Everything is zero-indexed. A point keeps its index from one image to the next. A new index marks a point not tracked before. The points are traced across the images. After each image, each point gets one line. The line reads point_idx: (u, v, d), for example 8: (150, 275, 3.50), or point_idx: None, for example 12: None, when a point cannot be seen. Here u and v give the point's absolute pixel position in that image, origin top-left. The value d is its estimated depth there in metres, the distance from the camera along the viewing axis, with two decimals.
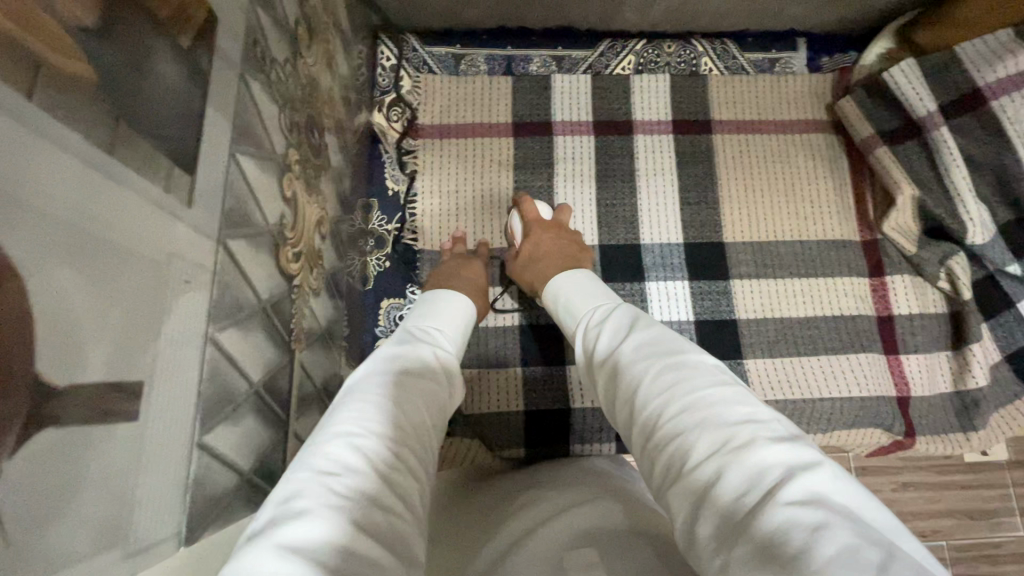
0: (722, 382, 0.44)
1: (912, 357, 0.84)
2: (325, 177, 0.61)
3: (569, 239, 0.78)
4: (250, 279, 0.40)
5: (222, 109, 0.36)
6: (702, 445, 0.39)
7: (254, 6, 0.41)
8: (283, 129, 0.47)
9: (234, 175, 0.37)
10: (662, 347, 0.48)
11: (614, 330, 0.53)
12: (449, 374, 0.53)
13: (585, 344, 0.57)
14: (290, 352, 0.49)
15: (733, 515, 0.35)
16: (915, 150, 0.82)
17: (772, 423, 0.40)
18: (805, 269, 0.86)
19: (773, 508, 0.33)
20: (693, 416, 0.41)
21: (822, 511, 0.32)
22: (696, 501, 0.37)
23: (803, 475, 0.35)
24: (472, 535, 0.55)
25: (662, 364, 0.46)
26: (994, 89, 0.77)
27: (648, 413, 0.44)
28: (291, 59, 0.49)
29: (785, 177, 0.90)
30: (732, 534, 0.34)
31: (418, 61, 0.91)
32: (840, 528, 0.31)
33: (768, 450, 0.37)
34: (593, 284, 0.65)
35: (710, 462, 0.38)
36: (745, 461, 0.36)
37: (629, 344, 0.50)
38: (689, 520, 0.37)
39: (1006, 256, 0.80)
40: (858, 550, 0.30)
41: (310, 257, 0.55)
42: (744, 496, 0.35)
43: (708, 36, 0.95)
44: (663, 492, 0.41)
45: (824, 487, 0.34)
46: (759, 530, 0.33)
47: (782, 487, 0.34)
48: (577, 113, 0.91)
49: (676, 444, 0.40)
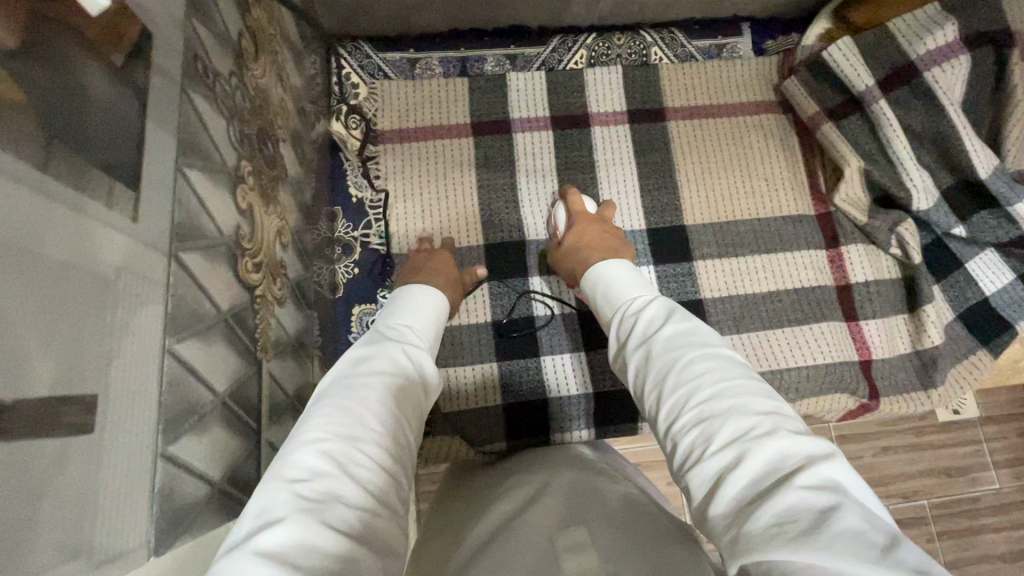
0: (748, 380, 0.49)
1: (871, 322, 0.87)
2: (283, 188, 0.61)
3: (610, 232, 0.79)
4: (208, 290, 0.41)
5: (164, 124, 0.36)
6: (725, 431, 0.44)
7: (193, 21, 0.42)
8: (232, 142, 0.48)
9: (183, 189, 0.38)
10: (694, 343, 0.54)
11: (649, 323, 0.59)
12: (421, 370, 0.54)
13: (619, 334, 0.62)
14: (256, 362, 0.49)
15: (749, 495, 0.40)
16: (858, 124, 0.86)
17: (793, 420, 0.45)
18: (764, 246, 0.89)
19: (788, 491, 0.38)
20: (719, 406, 0.46)
21: (834, 495, 0.37)
22: (715, 480, 0.42)
23: (820, 465, 0.40)
24: (458, 527, 0.56)
25: (694, 358, 0.52)
26: (926, 60, 0.81)
27: (677, 398, 0.49)
28: (236, 71, 0.49)
29: (739, 158, 0.93)
30: (745, 511, 0.39)
31: (372, 68, 0.92)
32: (849, 510, 0.35)
33: (788, 441, 0.42)
34: (633, 273, 0.68)
35: (732, 447, 0.43)
36: (766, 447, 0.42)
37: (663, 337, 0.56)
38: (706, 496, 0.42)
39: (951, 219, 0.85)
40: (865, 530, 0.34)
41: (271, 267, 0.55)
42: (762, 480, 0.40)
43: (655, 27, 0.97)
44: (683, 471, 0.46)
45: (837, 477, 0.39)
46: (772, 507, 0.37)
47: (799, 472, 0.39)
48: (535, 110, 0.92)
49: (703, 427, 0.46)
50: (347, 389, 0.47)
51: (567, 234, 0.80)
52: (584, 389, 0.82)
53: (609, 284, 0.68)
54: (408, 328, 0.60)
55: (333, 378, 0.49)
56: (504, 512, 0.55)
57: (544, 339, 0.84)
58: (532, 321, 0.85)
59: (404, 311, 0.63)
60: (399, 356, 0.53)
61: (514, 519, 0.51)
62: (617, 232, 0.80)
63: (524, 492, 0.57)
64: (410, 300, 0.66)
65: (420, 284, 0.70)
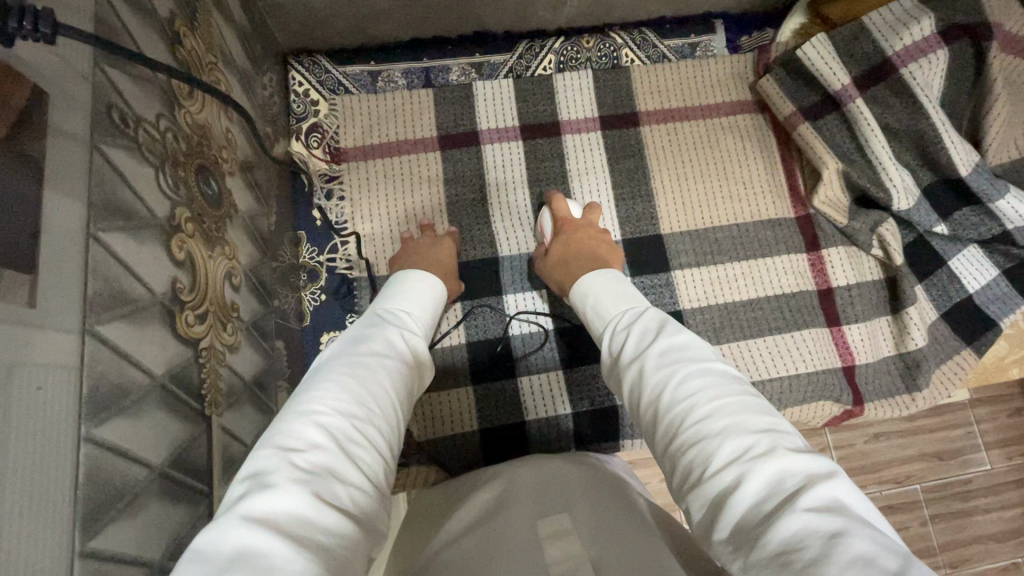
0: (744, 393, 0.48)
1: (854, 327, 0.85)
2: (232, 225, 0.58)
3: (598, 237, 0.78)
4: (138, 358, 0.38)
5: (67, 190, 0.34)
6: (724, 450, 0.43)
7: (103, 67, 0.39)
8: (165, 190, 0.45)
9: (97, 258, 0.35)
10: (688, 357, 0.52)
11: (641, 334, 0.57)
12: (420, 363, 0.57)
13: (610, 347, 0.60)
14: (205, 421, 0.47)
15: (753, 518, 0.38)
16: (835, 123, 0.84)
17: (791, 436, 0.44)
18: (743, 252, 0.87)
19: (794, 515, 0.36)
20: (717, 421, 0.45)
21: (840, 519, 0.35)
22: (717, 501, 0.41)
23: (824, 485, 0.38)
24: (436, 520, 0.59)
25: (688, 372, 0.50)
26: (903, 56, 0.78)
27: (674, 414, 0.48)
28: (164, 113, 0.46)
29: (715, 162, 0.90)
30: (752, 537, 0.37)
31: (332, 83, 0.88)
32: (857, 535, 0.34)
33: (789, 459, 0.41)
34: (621, 284, 0.67)
35: (732, 466, 0.41)
36: (768, 466, 0.40)
37: (656, 350, 0.54)
38: (710, 517, 0.41)
39: (933, 218, 0.83)
40: (875, 556, 0.33)
41: (219, 314, 0.52)
42: (765, 501, 0.39)
43: (626, 28, 0.94)
44: (683, 490, 0.45)
45: (840, 497, 0.38)
46: (780, 533, 0.36)
47: (801, 494, 0.38)
48: (503, 119, 0.89)
49: (702, 445, 0.44)
50: (353, 370, 0.49)
51: (553, 242, 0.79)
52: (563, 409, 0.81)
53: (600, 295, 0.66)
54: (412, 323, 0.62)
55: (338, 361, 0.51)
56: (480, 504, 0.56)
57: (521, 360, 0.82)
58: (507, 341, 0.82)
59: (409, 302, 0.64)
60: (397, 346, 0.55)
61: (493, 514, 0.53)
62: (603, 236, 0.78)
63: (501, 483, 0.58)
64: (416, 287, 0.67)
65: (420, 270, 0.71)
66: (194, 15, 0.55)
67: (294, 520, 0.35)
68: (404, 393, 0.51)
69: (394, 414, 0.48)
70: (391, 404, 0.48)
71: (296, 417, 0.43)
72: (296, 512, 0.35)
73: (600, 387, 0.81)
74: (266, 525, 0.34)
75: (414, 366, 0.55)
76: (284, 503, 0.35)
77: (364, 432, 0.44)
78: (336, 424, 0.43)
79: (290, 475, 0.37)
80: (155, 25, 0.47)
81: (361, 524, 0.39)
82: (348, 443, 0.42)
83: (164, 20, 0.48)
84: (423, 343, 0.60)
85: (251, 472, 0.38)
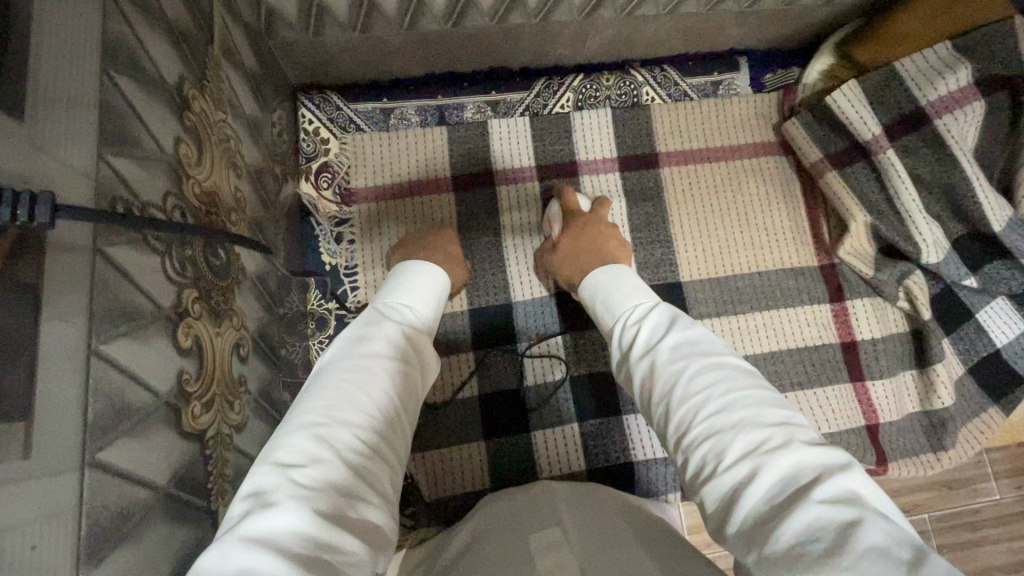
0: (757, 387, 0.46)
1: (878, 383, 0.83)
2: (240, 291, 0.55)
3: (607, 231, 0.74)
4: (140, 474, 0.35)
5: (68, 310, 0.31)
6: (738, 444, 0.42)
7: (105, 157, 0.36)
8: (171, 275, 0.42)
9: (99, 376, 0.33)
10: (698, 352, 0.50)
11: (651, 328, 0.55)
12: (419, 351, 0.54)
13: (620, 342, 0.58)
14: (212, 517, 0.44)
15: (767, 512, 0.37)
16: (864, 172, 0.80)
17: (804, 428, 0.43)
18: (764, 302, 0.84)
19: (806, 507, 0.35)
20: (731, 415, 0.44)
21: (854, 509, 0.34)
22: (730, 495, 0.40)
23: (838, 475, 0.37)
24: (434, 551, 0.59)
25: (702, 366, 0.49)
26: (938, 106, 0.75)
27: (685, 411, 0.47)
28: (171, 190, 0.43)
29: (737, 207, 0.88)
30: (764, 531, 0.36)
31: (343, 120, 0.85)
32: (871, 524, 0.33)
33: (804, 453, 0.40)
34: (633, 278, 0.64)
35: (745, 461, 0.40)
36: (781, 457, 0.39)
37: (667, 345, 0.52)
38: (722, 511, 0.40)
39: (962, 271, 0.79)
40: (889, 546, 0.32)
41: (226, 391, 0.49)
42: (778, 494, 0.38)
43: (647, 64, 0.91)
44: (696, 484, 0.44)
45: (855, 488, 0.37)
46: (792, 523, 0.35)
47: (815, 485, 0.37)
48: (518, 159, 0.87)
49: (714, 441, 0.43)
50: (347, 369, 0.47)
51: (562, 234, 0.76)
52: (577, 463, 0.78)
53: (609, 290, 0.63)
54: (412, 309, 0.59)
55: (333, 360, 0.49)
56: (474, 534, 0.57)
57: (534, 410, 0.79)
58: (521, 391, 0.80)
59: (411, 287, 0.61)
60: (397, 338, 0.52)
61: (491, 538, 0.54)
62: (612, 228, 0.75)
63: (505, 511, 0.59)
64: (414, 272, 0.64)
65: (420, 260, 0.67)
66: (203, 73, 0.52)
67: (289, 536, 0.34)
68: (407, 389, 0.49)
69: (393, 415, 0.46)
70: (391, 406, 0.46)
71: (291, 425, 0.42)
72: (291, 526, 0.34)
73: (616, 441, 0.79)
74: (262, 543, 0.33)
75: (416, 360, 0.52)
76: (278, 518, 0.34)
77: (363, 435, 0.42)
78: (333, 430, 0.41)
79: (285, 490, 0.36)
80: (163, 95, 0.44)
81: (366, 530, 0.38)
82: (345, 448, 0.40)
83: (173, 87, 0.45)
84: (428, 337, 0.57)
85: (249, 491, 0.37)
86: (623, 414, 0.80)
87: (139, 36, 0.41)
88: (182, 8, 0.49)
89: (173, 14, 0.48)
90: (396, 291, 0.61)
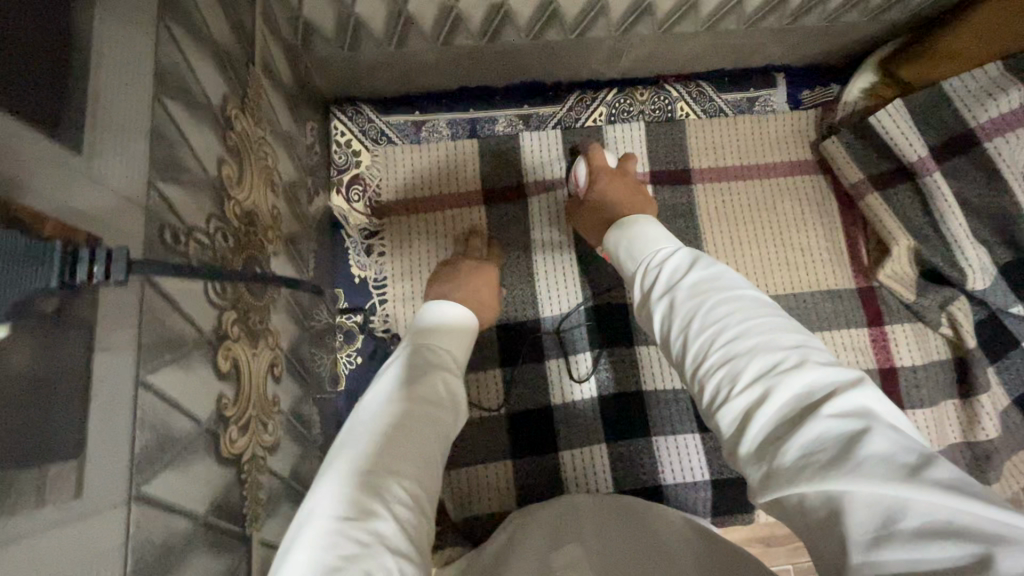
0: (776, 315, 0.45)
1: (919, 412, 0.80)
2: (276, 310, 0.55)
3: (632, 187, 0.73)
4: (183, 504, 0.35)
5: (118, 342, 0.31)
6: (752, 366, 0.40)
7: (156, 183, 0.35)
8: (214, 299, 0.41)
9: (147, 408, 0.32)
10: (719, 285, 0.48)
11: (671, 267, 0.53)
12: (454, 395, 0.54)
13: (640, 285, 0.56)
14: (246, 544, 0.44)
15: (779, 430, 0.36)
16: (908, 194, 0.78)
17: (820, 350, 0.41)
18: (801, 324, 0.82)
19: (817, 420, 0.35)
20: (747, 340, 0.42)
21: (863, 421, 0.34)
22: (742, 416, 0.39)
23: (851, 393, 0.36)
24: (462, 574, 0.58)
25: (720, 297, 0.46)
26: (988, 128, 0.72)
27: (702, 341, 0.45)
28: (215, 212, 0.43)
29: (772, 227, 0.85)
30: (773, 447, 0.36)
31: (374, 132, 0.85)
32: (878, 434, 0.33)
33: (818, 372, 0.38)
34: (657, 230, 0.61)
35: (759, 383, 0.39)
36: (795, 377, 0.38)
37: (687, 282, 0.50)
38: (733, 432, 0.39)
39: (1009, 297, 0.76)
40: (892, 453, 0.32)
41: (261, 412, 0.48)
42: (789, 412, 0.37)
43: (682, 80, 0.89)
44: (710, 410, 0.42)
45: (867, 403, 0.36)
46: (803, 436, 0.35)
47: (827, 401, 0.36)
48: (549, 171, 0.85)
49: (730, 366, 0.41)
50: (384, 417, 0.46)
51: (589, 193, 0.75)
52: (604, 483, 0.77)
53: (630, 241, 0.61)
54: (449, 348, 0.59)
55: (371, 405, 0.49)
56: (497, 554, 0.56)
57: (561, 430, 0.78)
58: (549, 409, 0.79)
59: (446, 326, 0.61)
60: (434, 381, 0.52)
61: (518, 555, 0.54)
62: (638, 188, 0.73)
63: (530, 527, 0.59)
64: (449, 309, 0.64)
65: (447, 309, 0.63)
66: (244, 91, 0.52)
67: None
68: (440, 435, 0.49)
69: (430, 467, 0.45)
70: (427, 454, 0.46)
71: (331, 479, 0.41)
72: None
73: (645, 463, 0.77)
74: None
75: (448, 396, 0.53)
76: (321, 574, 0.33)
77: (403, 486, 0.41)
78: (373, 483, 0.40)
79: (329, 544, 0.35)
80: (208, 117, 0.43)
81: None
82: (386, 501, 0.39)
83: (217, 108, 0.45)
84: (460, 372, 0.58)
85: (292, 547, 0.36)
86: (652, 436, 0.78)
87: (188, 59, 0.41)
88: (226, 27, 0.49)
89: (219, 36, 0.48)
90: (435, 328, 0.61)
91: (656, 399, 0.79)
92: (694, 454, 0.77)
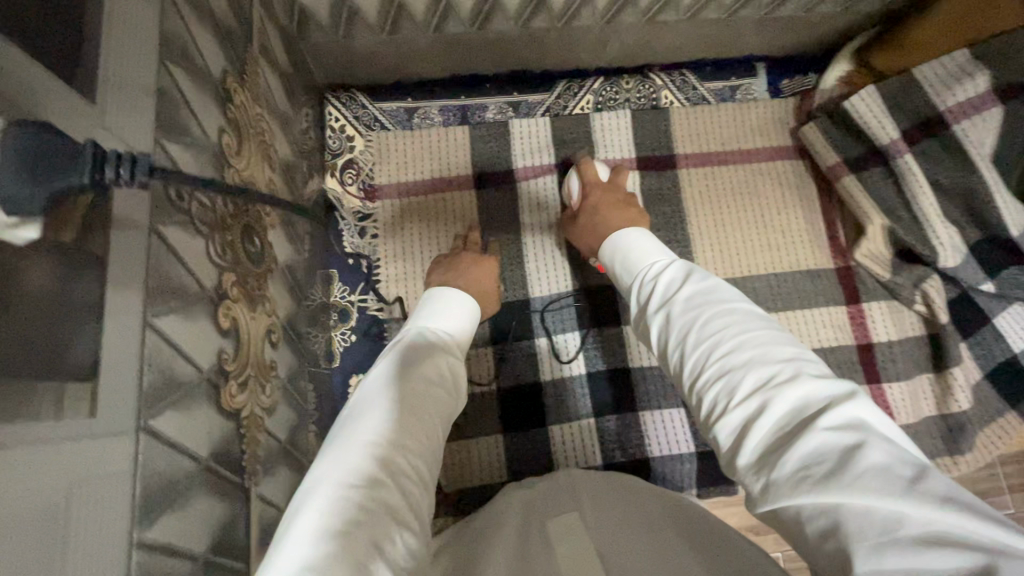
0: (769, 329, 0.47)
1: (895, 385, 0.83)
2: (272, 279, 0.57)
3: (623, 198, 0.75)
4: (187, 444, 0.37)
5: (126, 284, 0.33)
6: (748, 381, 0.42)
7: (161, 141, 0.37)
8: (214, 258, 0.43)
9: (154, 348, 0.34)
10: (713, 300, 0.50)
11: (667, 282, 0.55)
12: (454, 382, 0.55)
13: (637, 298, 0.58)
14: (245, 496, 0.45)
15: (776, 443, 0.38)
16: (881, 176, 0.81)
17: (813, 363, 0.43)
18: (781, 302, 0.85)
19: (814, 433, 0.36)
20: (742, 355, 0.44)
21: (859, 434, 0.35)
22: (740, 429, 0.40)
23: (845, 405, 0.38)
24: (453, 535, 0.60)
25: (715, 313, 0.48)
26: (955, 113, 0.75)
27: (698, 356, 0.47)
28: (216, 177, 0.45)
29: (754, 209, 0.88)
30: (772, 459, 0.37)
31: (368, 118, 0.87)
32: (875, 447, 0.34)
33: (812, 384, 0.40)
34: (653, 240, 0.63)
35: (755, 397, 0.41)
36: (790, 391, 0.40)
37: (681, 296, 0.52)
38: (732, 445, 0.40)
39: (978, 275, 0.79)
40: (890, 466, 0.33)
41: (259, 373, 0.50)
42: (786, 425, 0.38)
43: (666, 69, 0.92)
44: (708, 422, 0.44)
45: (861, 415, 0.38)
46: (803, 447, 0.36)
47: (823, 414, 0.37)
48: (539, 156, 0.88)
49: (727, 381, 0.43)
50: (382, 398, 0.47)
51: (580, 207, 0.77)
52: (592, 456, 0.79)
53: (627, 249, 0.63)
54: (449, 338, 0.60)
55: (369, 388, 0.50)
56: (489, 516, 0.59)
57: (552, 406, 0.80)
58: (539, 386, 0.81)
59: (446, 317, 0.63)
60: (434, 367, 0.53)
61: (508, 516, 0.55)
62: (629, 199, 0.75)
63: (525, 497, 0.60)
64: (450, 300, 0.65)
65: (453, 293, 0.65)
66: (242, 67, 0.54)
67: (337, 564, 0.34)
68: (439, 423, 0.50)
69: (429, 449, 0.47)
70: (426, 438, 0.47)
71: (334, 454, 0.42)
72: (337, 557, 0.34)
73: (632, 437, 0.79)
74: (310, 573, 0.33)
75: (446, 385, 0.53)
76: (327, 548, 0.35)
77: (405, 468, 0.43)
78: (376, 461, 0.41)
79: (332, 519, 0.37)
80: (209, 87, 0.45)
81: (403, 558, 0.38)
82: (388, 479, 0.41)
83: (217, 79, 0.47)
84: (460, 362, 0.59)
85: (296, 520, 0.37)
86: (639, 410, 0.80)
87: (190, 30, 0.44)
88: (225, 5, 0.52)
89: (218, 11, 0.50)
90: (434, 319, 0.62)
91: (643, 375, 0.81)
92: (680, 427, 0.80)
